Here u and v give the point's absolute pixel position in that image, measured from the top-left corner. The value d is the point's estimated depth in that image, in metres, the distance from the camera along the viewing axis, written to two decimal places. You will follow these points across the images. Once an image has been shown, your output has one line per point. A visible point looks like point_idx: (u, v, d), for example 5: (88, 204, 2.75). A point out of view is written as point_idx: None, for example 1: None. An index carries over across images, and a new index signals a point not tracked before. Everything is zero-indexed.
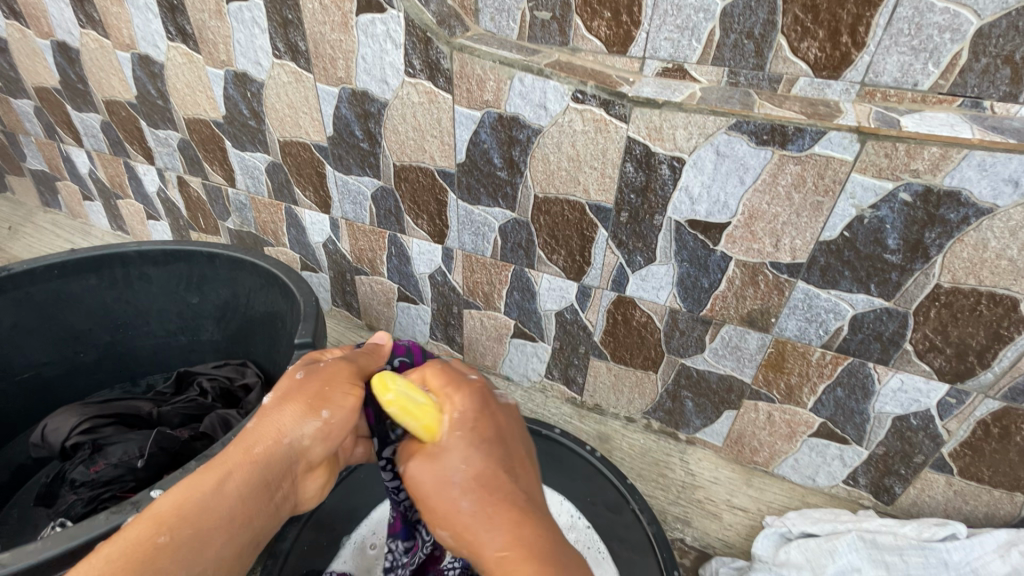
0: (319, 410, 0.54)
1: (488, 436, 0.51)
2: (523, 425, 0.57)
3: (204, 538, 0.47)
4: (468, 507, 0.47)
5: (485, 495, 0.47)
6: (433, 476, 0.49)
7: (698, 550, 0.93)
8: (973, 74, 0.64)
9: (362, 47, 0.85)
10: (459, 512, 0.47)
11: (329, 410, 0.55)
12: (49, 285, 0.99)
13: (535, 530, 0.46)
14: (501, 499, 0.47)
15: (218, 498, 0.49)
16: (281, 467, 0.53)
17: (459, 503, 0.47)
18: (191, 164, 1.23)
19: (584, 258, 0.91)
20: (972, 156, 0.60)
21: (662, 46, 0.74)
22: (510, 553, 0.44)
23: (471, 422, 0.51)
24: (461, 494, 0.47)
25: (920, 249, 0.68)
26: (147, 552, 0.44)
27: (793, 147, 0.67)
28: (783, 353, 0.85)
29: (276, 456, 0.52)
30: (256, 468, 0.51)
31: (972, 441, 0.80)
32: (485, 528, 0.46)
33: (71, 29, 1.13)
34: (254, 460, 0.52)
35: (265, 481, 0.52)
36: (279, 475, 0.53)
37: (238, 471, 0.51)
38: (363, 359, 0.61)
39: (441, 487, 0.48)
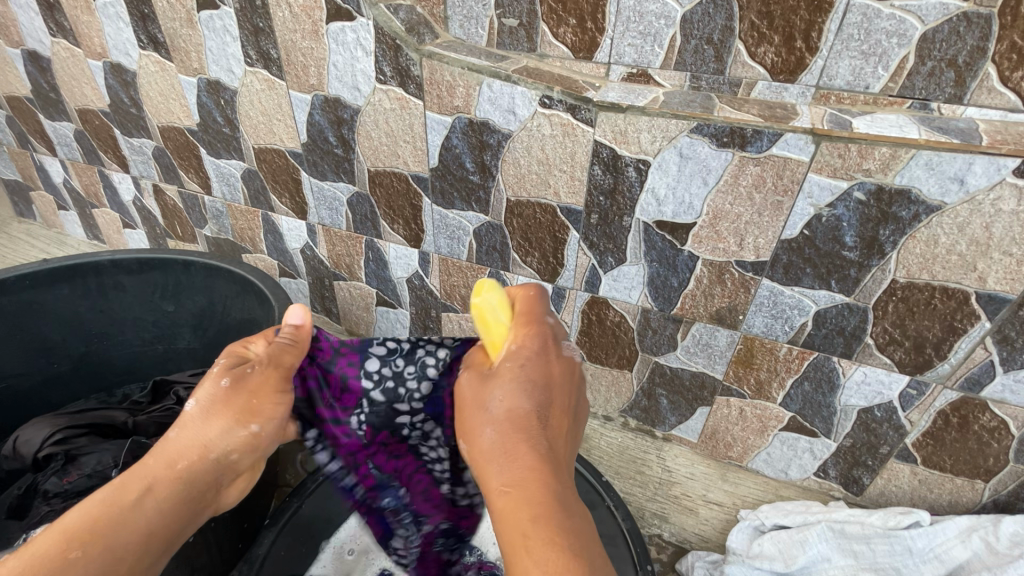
0: (249, 424, 0.61)
1: (537, 381, 0.54)
2: (580, 379, 0.60)
3: (117, 551, 0.52)
4: (492, 437, 0.53)
5: (511, 435, 0.52)
6: (477, 400, 0.56)
7: (675, 545, 0.95)
8: (920, 76, 0.66)
9: (333, 54, 0.86)
10: (483, 441, 0.53)
11: (258, 424, 0.61)
12: (20, 296, 0.98)
13: (544, 481, 0.48)
14: (525, 440, 0.51)
15: (141, 512, 0.55)
16: (207, 479, 0.59)
17: (489, 429, 0.53)
18: (167, 172, 1.23)
19: (558, 259, 0.92)
20: (919, 156, 0.62)
21: (626, 52, 0.76)
22: (512, 489, 0.48)
23: (526, 368, 0.55)
24: (490, 423, 0.53)
25: (876, 246, 0.71)
26: (57, 564, 0.48)
27: (753, 149, 0.69)
28: (751, 349, 0.87)
29: (201, 469, 0.59)
30: (181, 483, 0.58)
31: (933, 430, 0.83)
32: (500, 459, 0.51)
33: (41, 37, 1.13)
34: (178, 475, 0.57)
35: (189, 492, 0.58)
36: (203, 487, 0.59)
37: (162, 484, 0.56)
38: (289, 356, 0.64)
39: (474, 420, 0.55)
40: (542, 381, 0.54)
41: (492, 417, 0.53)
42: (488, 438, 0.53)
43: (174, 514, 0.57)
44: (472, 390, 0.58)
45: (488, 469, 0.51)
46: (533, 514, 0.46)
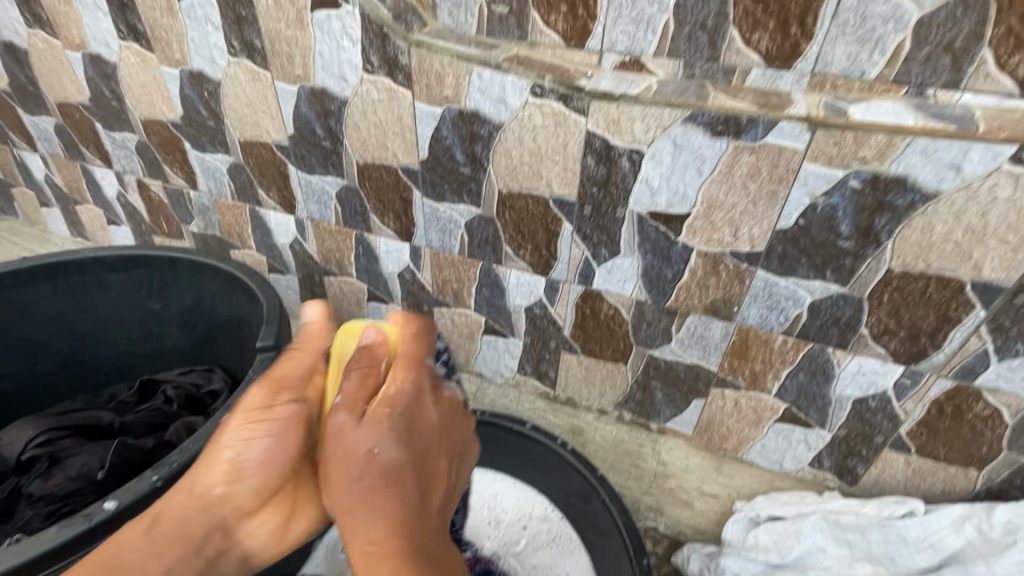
0: (224, 451, 0.53)
1: (406, 428, 0.51)
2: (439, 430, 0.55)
3: None
4: (344, 487, 0.47)
5: (379, 493, 0.46)
6: (348, 444, 0.49)
7: (670, 537, 0.94)
8: (916, 62, 0.65)
9: (318, 43, 0.83)
10: (353, 482, 0.47)
11: (232, 451, 0.53)
12: (1, 294, 0.96)
13: (401, 543, 0.44)
14: (388, 488, 0.47)
15: (138, 554, 0.54)
16: (203, 522, 0.54)
17: (338, 483, 0.48)
18: (151, 167, 1.20)
19: (551, 252, 0.91)
20: (916, 143, 0.62)
21: (619, 39, 0.75)
22: (374, 550, 0.43)
23: (401, 415, 0.52)
24: (377, 459, 0.48)
25: (871, 235, 0.70)
26: None
27: (747, 138, 0.68)
28: (746, 341, 0.87)
29: (193, 510, 0.54)
30: (177, 522, 0.55)
31: (928, 420, 0.83)
32: (376, 496, 0.46)
33: (17, 28, 1.09)
34: (173, 516, 0.55)
35: (184, 535, 0.54)
36: (203, 528, 0.54)
37: (162, 524, 0.55)
38: (310, 343, 0.59)
39: (346, 460, 0.49)
40: (408, 428, 0.51)
41: (373, 456, 0.48)
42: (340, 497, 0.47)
43: (174, 554, 0.54)
44: (348, 423, 0.51)
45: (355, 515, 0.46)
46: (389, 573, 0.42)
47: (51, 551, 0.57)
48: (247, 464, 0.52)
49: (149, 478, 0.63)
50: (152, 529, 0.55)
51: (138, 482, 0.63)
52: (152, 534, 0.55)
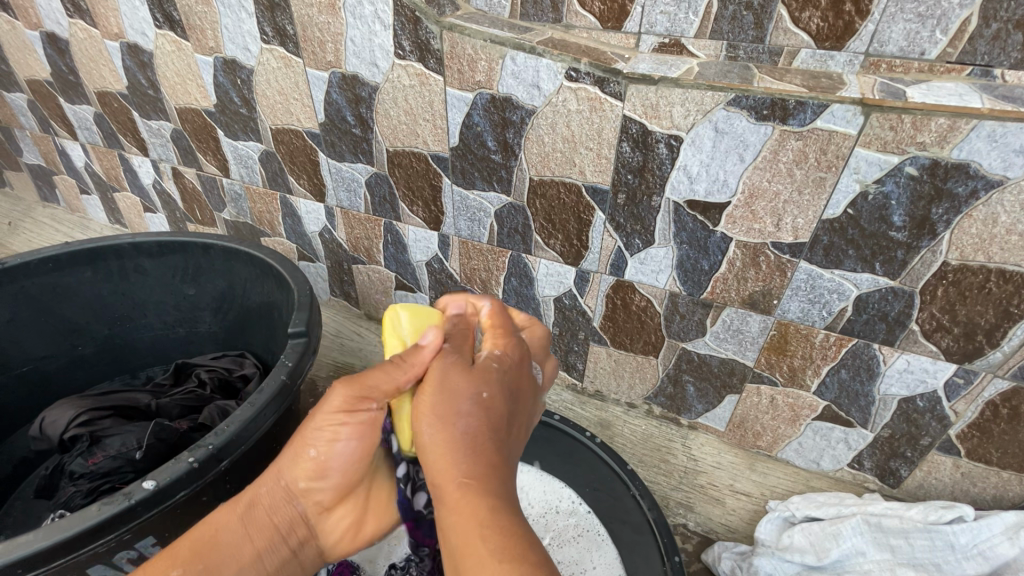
0: (312, 445, 0.53)
1: (502, 383, 0.52)
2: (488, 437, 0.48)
3: (214, 573, 0.52)
4: (435, 432, 0.48)
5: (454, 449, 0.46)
6: (452, 385, 0.51)
7: (701, 535, 0.92)
8: (983, 40, 0.61)
9: (351, 29, 0.83)
10: (446, 430, 0.48)
11: (319, 448, 0.53)
12: (45, 278, 0.99)
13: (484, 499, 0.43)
14: (484, 436, 0.48)
15: (233, 539, 0.54)
16: (286, 515, 0.55)
17: (433, 424, 0.48)
18: (186, 155, 1.22)
19: (582, 242, 0.89)
20: (982, 127, 0.58)
21: (659, 21, 0.72)
22: (468, 485, 0.44)
23: (504, 374, 0.53)
24: (471, 398, 0.50)
25: (927, 225, 0.66)
26: None
27: (794, 122, 0.65)
28: (785, 336, 0.84)
29: (280, 498, 0.55)
30: (268, 512, 0.55)
31: (980, 422, 0.78)
32: (467, 434, 0.47)
33: (59, 19, 1.12)
34: (263, 502, 0.55)
35: (274, 526, 0.55)
36: (290, 523, 0.55)
37: (251, 511, 0.54)
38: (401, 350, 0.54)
39: (449, 406, 0.49)
40: (513, 381, 0.54)
41: (469, 394, 0.50)
42: (434, 436, 0.48)
43: (265, 544, 0.55)
44: (452, 369, 0.52)
45: (444, 472, 0.45)
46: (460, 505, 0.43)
47: (92, 527, 0.58)
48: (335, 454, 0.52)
49: (184, 460, 0.64)
50: (244, 515, 0.55)
51: (172, 462, 0.64)
52: (242, 521, 0.55)
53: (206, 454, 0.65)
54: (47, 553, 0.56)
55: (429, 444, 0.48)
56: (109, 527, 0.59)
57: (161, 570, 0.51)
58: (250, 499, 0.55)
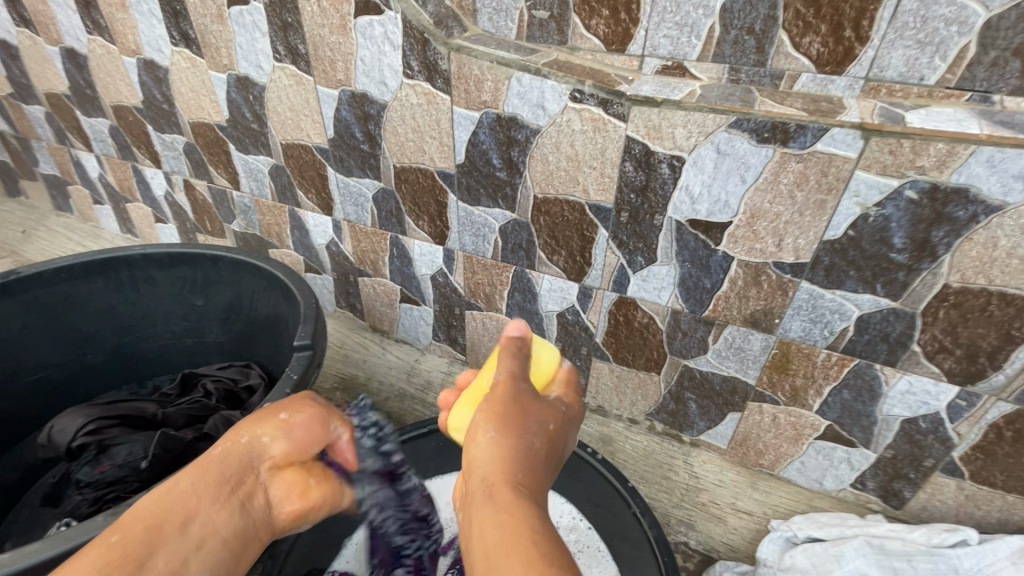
0: (280, 411, 0.65)
1: (563, 430, 0.64)
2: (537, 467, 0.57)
3: (157, 530, 0.52)
4: (500, 436, 0.56)
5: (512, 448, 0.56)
6: (511, 419, 0.58)
7: (702, 554, 0.92)
8: (981, 67, 0.62)
9: (361, 49, 0.85)
10: (511, 440, 0.56)
11: (285, 412, 0.65)
12: (58, 288, 1.01)
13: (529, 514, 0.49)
14: (532, 457, 0.56)
15: (180, 492, 0.55)
16: (236, 467, 0.59)
17: (496, 432, 0.56)
18: (197, 167, 1.24)
19: (585, 258, 0.90)
20: (980, 152, 0.58)
21: (662, 44, 0.73)
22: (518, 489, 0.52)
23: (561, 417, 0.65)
24: (534, 437, 0.58)
25: (927, 248, 0.67)
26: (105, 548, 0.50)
27: (795, 145, 0.65)
28: (787, 354, 0.84)
29: (235, 455, 0.60)
30: (218, 467, 0.58)
31: (984, 444, 0.78)
32: (515, 461, 0.55)
33: (78, 35, 1.15)
34: (215, 460, 0.59)
35: (218, 481, 0.57)
36: (239, 474, 0.59)
37: (201, 470, 0.58)
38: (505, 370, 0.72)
39: (516, 424, 0.58)
40: (552, 424, 0.62)
41: (525, 435, 0.57)
42: (492, 444, 0.55)
43: (211, 494, 0.56)
44: (525, 394, 0.62)
45: (495, 479, 0.53)
46: (508, 488, 0.52)
47: (99, 536, 0.59)
48: (297, 424, 0.64)
49: None
50: (193, 475, 0.57)
51: None
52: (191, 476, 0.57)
53: None
54: (56, 562, 0.57)
55: (479, 453, 0.55)
56: None
57: (102, 538, 0.51)
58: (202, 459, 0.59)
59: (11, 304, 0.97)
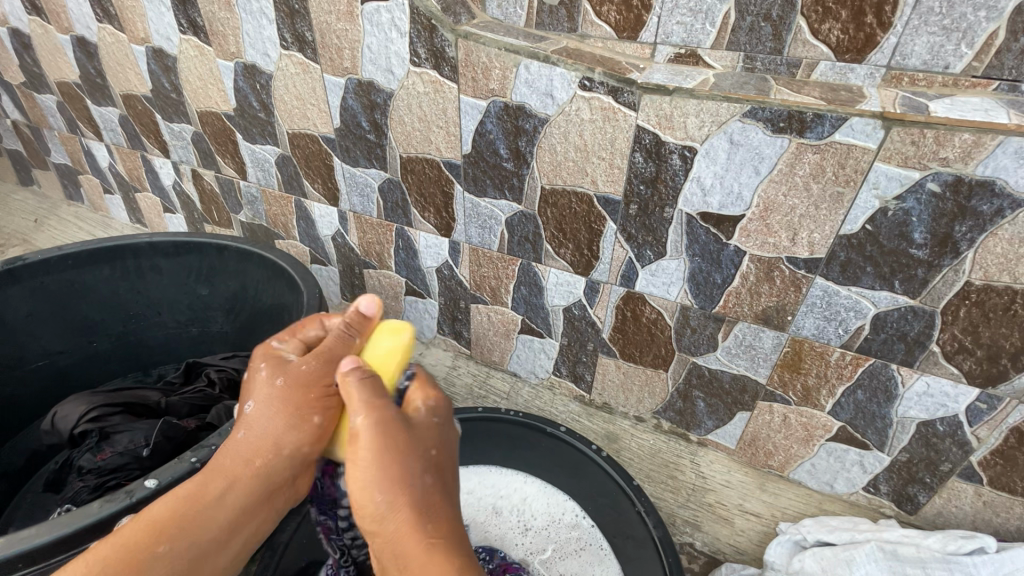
0: (311, 414, 0.65)
1: (443, 439, 0.65)
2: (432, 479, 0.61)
3: (198, 532, 0.59)
4: (389, 499, 0.58)
5: (431, 491, 0.60)
6: (396, 480, 0.59)
7: (708, 555, 0.90)
8: (1010, 55, 0.59)
9: (368, 36, 0.84)
10: (401, 497, 0.58)
11: (319, 415, 0.65)
12: (63, 275, 1.01)
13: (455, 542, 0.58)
14: (416, 501, 0.59)
15: (217, 502, 0.61)
16: (274, 473, 0.64)
17: (385, 496, 0.58)
18: (205, 157, 1.24)
19: (592, 252, 0.88)
20: (1008, 143, 0.56)
21: (675, 31, 0.71)
22: (433, 540, 0.57)
23: (439, 428, 0.65)
24: (379, 495, 0.58)
25: (949, 244, 0.64)
26: (146, 555, 0.55)
27: (812, 135, 0.63)
28: (799, 353, 0.82)
29: (274, 466, 0.64)
30: (252, 478, 0.63)
31: (1004, 449, 0.75)
32: (420, 513, 0.58)
33: (89, 23, 1.15)
34: (250, 473, 0.63)
35: (258, 485, 0.63)
36: (275, 484, 0.64)
37: (238, 481, 0.62)
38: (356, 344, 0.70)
39: (390, 483, 0.58)
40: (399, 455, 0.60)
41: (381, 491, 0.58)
42: (386, 504, 0.58)
43: (241, 509, 0.62)
44: (396, 437, 0.60)
45: (410, 542, 0.57)
46: (418, 538, 0.57)
47: (92, 524, 0.58)
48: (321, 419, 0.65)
49: (188, 459, 0.64)
50: (229, 487, 0.61)
51: (176, 461, 0.64)
52: (229, 493, 0.61)
53: (209, 455, 0.65)
54: (47, 549, 0.56)
55: (376, 511, 0.58)
56: (111, 525, 0.59)
57: (145, 539, 0.56)
58: (236, 470, 0.62)
59: (17, 290, 0.97)
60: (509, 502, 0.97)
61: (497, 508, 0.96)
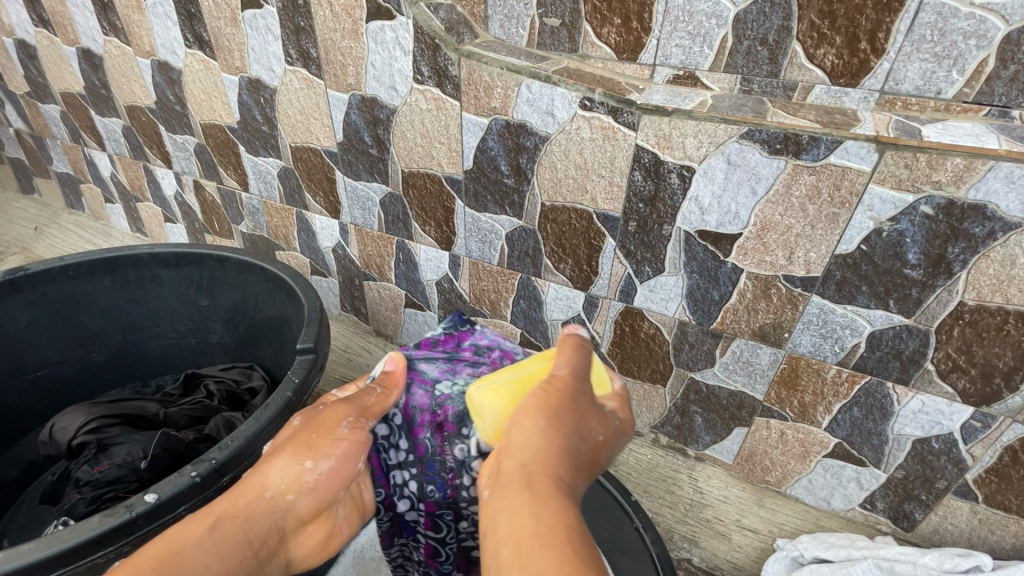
0: (303, 458, 0.56)
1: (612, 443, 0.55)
2: (575, 458, 0.50)
3: None
4: (549, 428, 0.50)
5: (582, 461, 0.51)
6: (565, 418, 0.51)
7: (706, 571, 0.90)
8: (1001, 81, 0.61)
9: (372, 53, 0.85)
10: (557, 434, 0.50)
11: (311, 461, 0.56)
12: (64, 285, 1.01)
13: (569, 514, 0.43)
14: (543, 446, 0.48)
15: (201, 558, 0.52)
16: (265, 527, 0.56)
17: (548, 422, 0.50)
18: (207, 169, 1.25)
19: (592, 267, 0.89)
20: (999, 167, 0.57)
21: (673, 53, 0.73)
22: (564, 491, 0.46)
23: (617, 433, 0.56)
24: (535, 425, 0.50)
25: (942, 264, 0.65)
26: None
27: (808, 157, 0.65)
28: (796, 370, 0.82)
29: (260, 512, 0.56)
30: (241, 523, 0.55)
31: (998, 467, 0.76)
32: (569, 467, 0.48)
33: (95, 36, 1.16)
34: (239, 512, 0.55)
35: (245, 541, 0.55)
36: (263, 533, 0.55)
37: (226, 525, 0.55)
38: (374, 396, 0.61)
39: (519, 429, 0.51)
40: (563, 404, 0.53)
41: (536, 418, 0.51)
42: (543, 432, 0.49)
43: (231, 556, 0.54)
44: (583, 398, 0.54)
45: (543, 466, 0.47)
46: (556, 482, 0.46)
47: (92, 539, 0.58)
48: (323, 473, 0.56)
49: (188, 474, 0.64)
50: (218, 528, 0.54)
51: (175, 475, 0.64)
52: (213, 536, 0.54)
53: (209, 469, 0.65)
54: (47, 564, 0.56)
55: (523, 442, 0.49)
56: (110, 540, 0.59)
57: None
58: (225, 511, 0.55)
59: (18, 300, 0.98)
60: None
61: None
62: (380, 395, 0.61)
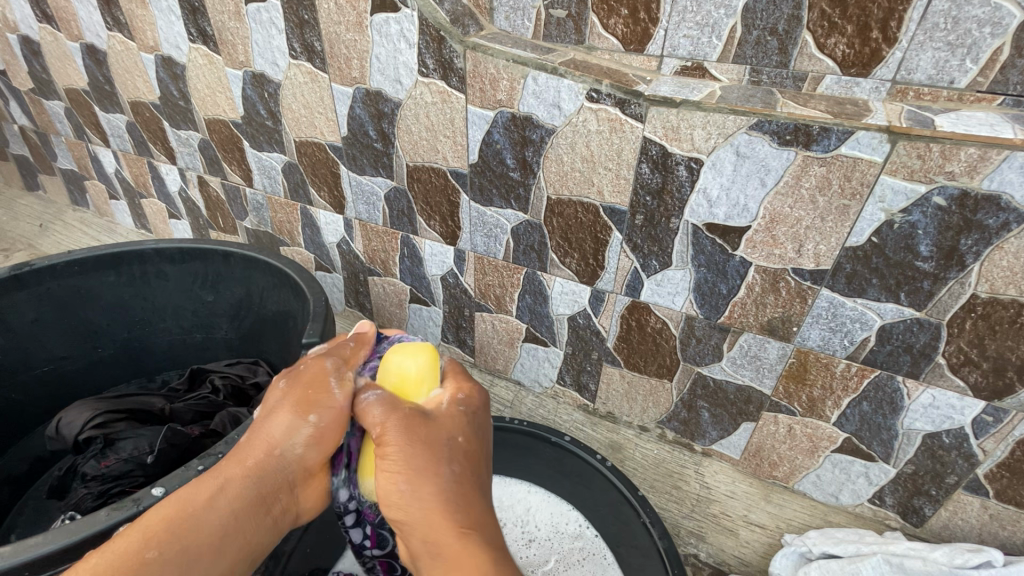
0: (305, 412, 0.59)
1: (469, 426, 0.61)
2: (457, 472, 0.56)
3: (191, 557, 0.51)
4: (414, 486, 0.54)
5: (463, 476, 0.56)
6: (426, 462, 0.55)
7: (712, 566, 0.89)
8: (1015, 70, 0.60)
9: (376, 46, 0.84)
10: (431, 483, 0.54)
11: (314, 414, 0.59)
12: (70, 281, 1.01)
13: (481, 542, 0.52)
14: (465, 490, 0.55)
15: (211, 514, 0.54)
16: (275, 485, 0.58)
17: (411, 480, 0.54)
18: (211, 164, 1.25)
19: (598, 261, 0.88)
20: (1014, 158, 0.56)
21: (681, 44, 0.72)
22: (468, 533, 0.52)
23: (469, 416, 0.62)
24: (452, 463, 0.56)
25: (955, 257, 0.64)
26: (158, 537, 0.51)
27: (819, 148, 0.64)
28: (805, 364, 0.82)
29: (272, 471, 0.58)
30: (250, 483, 0.56)
31: (1010, 462, 0.75)
32: (455, 499, 0.54)
33: (99, 31, 1.16)
34: (247, 473, 0.57)
35: (259, 499, 0.57)
36: (278, 491, 0.58)
37: (231, 485, 0.56)
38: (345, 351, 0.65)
39: (428, 466, 0.55)
40: (443, 435, 0.57)
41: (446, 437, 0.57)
42: (415, 492, 0.53)
43: (247, 514, 0.56)
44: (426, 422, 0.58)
45: (436, 532, 0.52)
46: (452, 525, 0.53)
47: (100, 532, 0.58)
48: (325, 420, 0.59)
49: (195, 467, 0.64)
50: (221, 490, 0.56)
51: (181, 469, 0.64)
52: (222, 494, 0.56)
53: (216, 462, 0.65)
54: (56, 556, 0.56)
55: (408, 499, 0.53)
56: (118, 533, 0.59)
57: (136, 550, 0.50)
58: (229, 473, 0.57)
59: (23, 295, 0.98)
60: (510, 515, 0.95)
61: (499, 520, 0.94)
62: (353, 348, 0.66)
